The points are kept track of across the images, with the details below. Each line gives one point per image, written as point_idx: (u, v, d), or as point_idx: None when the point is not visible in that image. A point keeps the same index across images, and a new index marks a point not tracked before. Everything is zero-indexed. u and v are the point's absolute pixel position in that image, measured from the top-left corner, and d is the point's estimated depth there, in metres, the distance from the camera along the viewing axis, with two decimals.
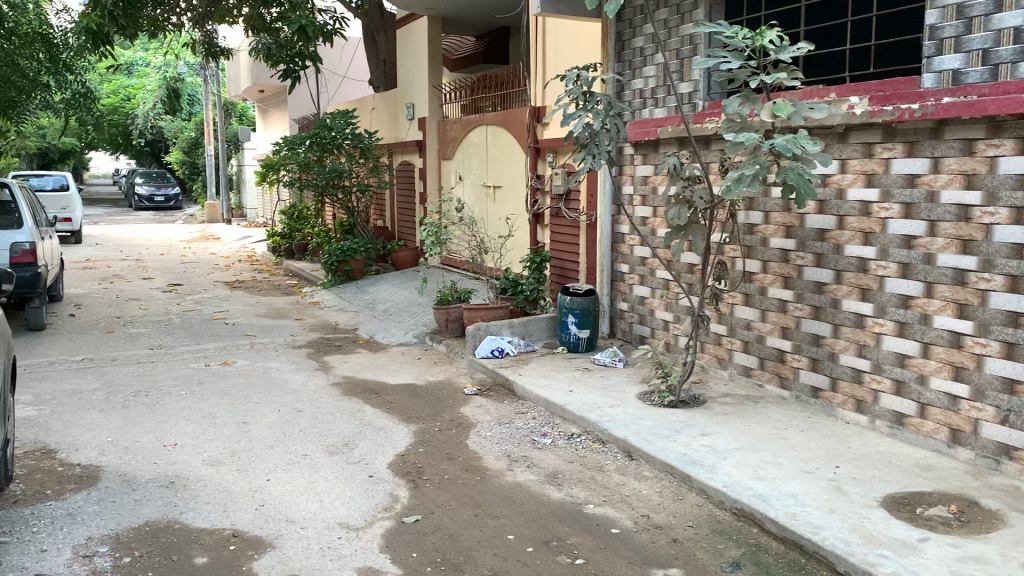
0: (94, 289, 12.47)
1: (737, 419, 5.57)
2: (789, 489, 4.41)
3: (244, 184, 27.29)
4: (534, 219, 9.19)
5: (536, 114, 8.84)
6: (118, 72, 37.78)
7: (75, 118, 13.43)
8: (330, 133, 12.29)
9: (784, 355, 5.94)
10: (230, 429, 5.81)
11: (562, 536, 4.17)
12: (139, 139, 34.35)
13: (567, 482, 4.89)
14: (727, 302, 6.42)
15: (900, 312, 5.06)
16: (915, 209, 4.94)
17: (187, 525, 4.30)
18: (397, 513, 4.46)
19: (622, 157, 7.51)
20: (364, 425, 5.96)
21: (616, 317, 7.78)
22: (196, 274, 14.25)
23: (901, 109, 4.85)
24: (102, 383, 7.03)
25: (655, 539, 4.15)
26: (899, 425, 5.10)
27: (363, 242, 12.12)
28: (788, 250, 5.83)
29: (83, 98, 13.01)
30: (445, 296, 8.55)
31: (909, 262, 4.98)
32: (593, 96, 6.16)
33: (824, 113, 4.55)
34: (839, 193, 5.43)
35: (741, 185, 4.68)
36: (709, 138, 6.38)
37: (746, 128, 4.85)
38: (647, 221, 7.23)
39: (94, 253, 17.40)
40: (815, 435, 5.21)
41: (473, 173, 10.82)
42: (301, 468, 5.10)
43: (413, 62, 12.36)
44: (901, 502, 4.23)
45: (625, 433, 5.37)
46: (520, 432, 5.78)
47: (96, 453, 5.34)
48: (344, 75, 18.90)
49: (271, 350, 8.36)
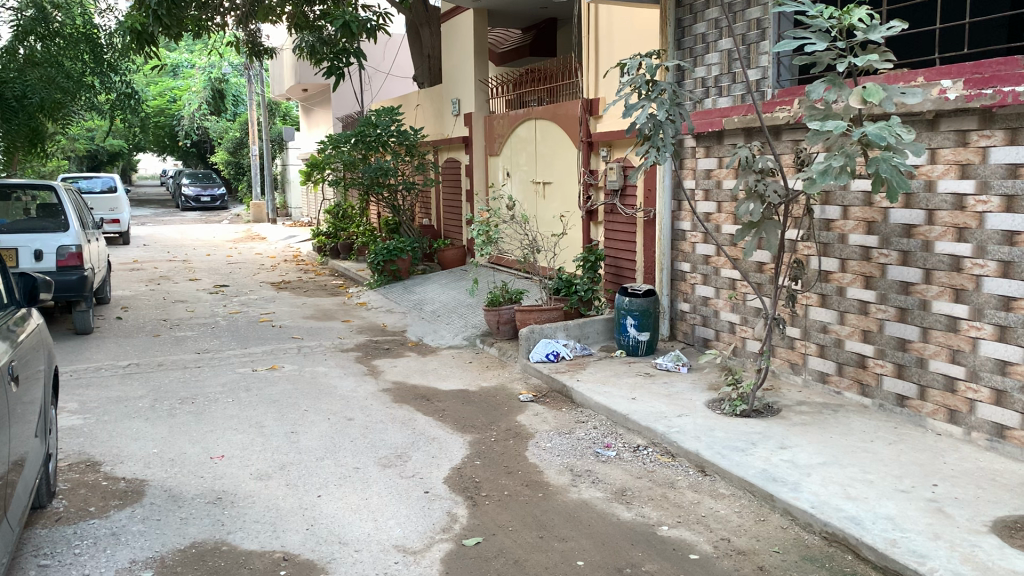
0: (141, 291, 12.40)
1: (817, 430, 5.17)
2: (884, 511, 4.02)
3: (289, 183, 27.30)
4: (588, 216, 8.84)
5: (590, 107, 8.49)
6: (164, 74, 38.25)
7: (121, 119, 13.41)
8: (375, 130, 12.06)
9: (865, 360, 5.52)
10: (278, 440, 5.57)
11: (637, 563, 3.84)
12: (185, 139, 34.69)
13: (637, 500, 4.55)
14: (802, 303, 6.03)
15: (1001, 315, 4.62)
16: (1018, 201, 4.50)
17: (235, 547, 4.04)
18: (456, 534, 4.17)
19: (683, 150, 7.14)
20: (417, 435, 5.68)
21: (677, 319, 7.42)
22: (243, 275, 14.14)
23: (1003, 92, 4.43)
24: (149, 390, 6.85)
25: (739, 567, 3.79)
26: (999, 438, 4.67)
27: (409, 241, 11.88)
28: (869, 247, 5.43)
29: (127, 99, 12.99)
30: (496, 297, 8.24)
31: (1012, 261, 4.55)
32: (658, 85, 5.81)
33: (918, 98, 4.13)
34: (928, 185, 5.01)
35: (827, 178, 4.27)
36: (780, 127, 5.99)
37: (832, 116, 4.43)
38: (711, 216, 6.85)
39: (141, 254, 17.46)
40: (906, 448, 4.79)
41: (522, 169, 10.50)
42: (353, 482, 4.83)
43: (458, 57, 12.07)
44: (1013, 527, 3.81)
45: (697, 445, 5.01)
46: (582, 443, 5.45)
47: (141, 466, 5.13)
48: (387, 72, 18.70)
49: (319, 354, 8.14)
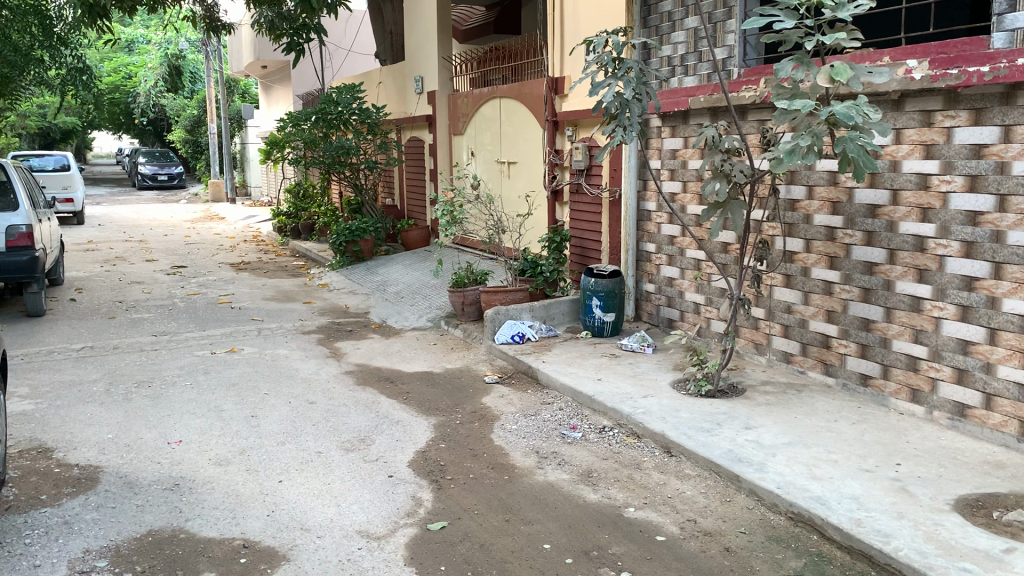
0: (96, 272, 12.09)
1: (782, 410, 5.19)
2: (849, 491, 4.03)
3: (248, 162, 26.83)
4: (553, 196, 8.75)
5: (555, 85, 8.41)
6: (120, 49, 37.33)
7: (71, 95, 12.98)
8: (336, 108, 11.85)
9: (829, 340, 5.55)
10: (237, 424, 5.45)
11: (603, 546, 3.81)
12: (141, 117, 33.93)
13: (603, 482, 4.53)
14: (766, 284, 6.03)
15: (963, 294, 4.65)
16: (981, 181, 4.52)
17: (193, 534, 3.94)
18: (421, 518, 4.10)
19: (649, 130, 7.10)
20: (381, 418, 5.59)
21: (642, 299, 7.40)
22: (201, 255, 13.87)
23: (968, 72, 4.43)
24: (104, 374, 6.67)
25: (705, 548, 3.78)
26: (961, 417, 4.71)
27: (372, 222, 11.72)
28: (834, 227, 5.43)
29: (79, 75, 12.56)
30: (460, 278, 8.14)
31: (975, 241, 4.57)
32: (624, 63, 5.71)
33: (885, 78, 4.10)
34: (893, 165, 5.01)
35: (795, 158, 4.24)
36: (746, 107, 5.97)
37: (800, 95, 4.40)
38: (677, 196, 6.82)
39: (96, 234, 17.03)
40: (869, 428, 4.82)
41: (486, 148, 10.40)
42: (315, 467, 4.74)
43: (422, 34, 11.88)
44: (975, 505, 3.85)
45: (663, 426, 5.00)
46: (548, 425, 5.41)
47: (95, 452, 4.98)
48: (349, 48, 18.40)
49: (280, 336, 7.99)
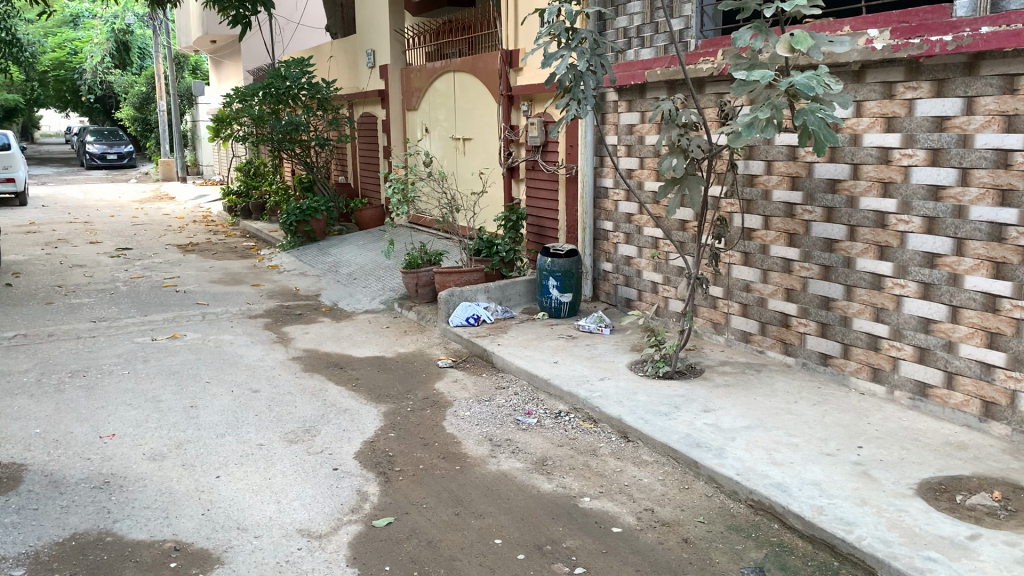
0: (36, 255, 11.61)
1: (741, 391, 5.05)
2: (810, 476, 3.90)
3: (199, 140, 26.10)
4: (509, 173, 8.49)
5: (509, 58, 8.15)
6: (64, 24, 36.10)
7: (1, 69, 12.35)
8: (285, 83, 11.49)
9: (788, 319, 5.42)
10: (176, 416, 5.17)
11: (557, 539, 3.63)
12: (88, 94, 32.87)
13: (558, 470, 4.35)
14: (724, 262, 5.88)
15: (925, 272, 4.53)
16: (944, 155, 4.39)
17: (120, 538, 3.68)
18: (366, 515, 3.88)
19: (605, 104, 6.88)
20: (327, 407, 5.36)
21: (600, 279, 7.23)
22: (148, 237, 13.40)
23: (930, 41, 4.29)
24: (36, 363, 6.31)
25: (663, 540, 3.62)
26: (922, 397, 4.62)
27: (325, 200, 11.38)
28: (793, 203, 5.29)
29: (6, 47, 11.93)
30: (414, 259, 7.88)
31: (936, 216, 4.45)
32: (578, 33, 5.47)
33: (846, 47, 3.93)
34: (853, 139, 4.86)
35: (753, 132, 4.06)
36: (704, 80, 5.79)
37: (758, 65, 4.23)
38: (633, 172, 6.64)
39: (38, 216, 16.41)
40: (830, 409, 4.70)
41: (440, 125, 10.12)
42: (255, 461, 4.50)
43: (372, 6, 11.50)
44: (938, 489, 3.74)
45: (620, 411, 4.83)
46: (502, 411, 5.22)
47: (19, 449, 4.68)
48: (298, 22, 17.86)
49: (225, 320, 7.68)
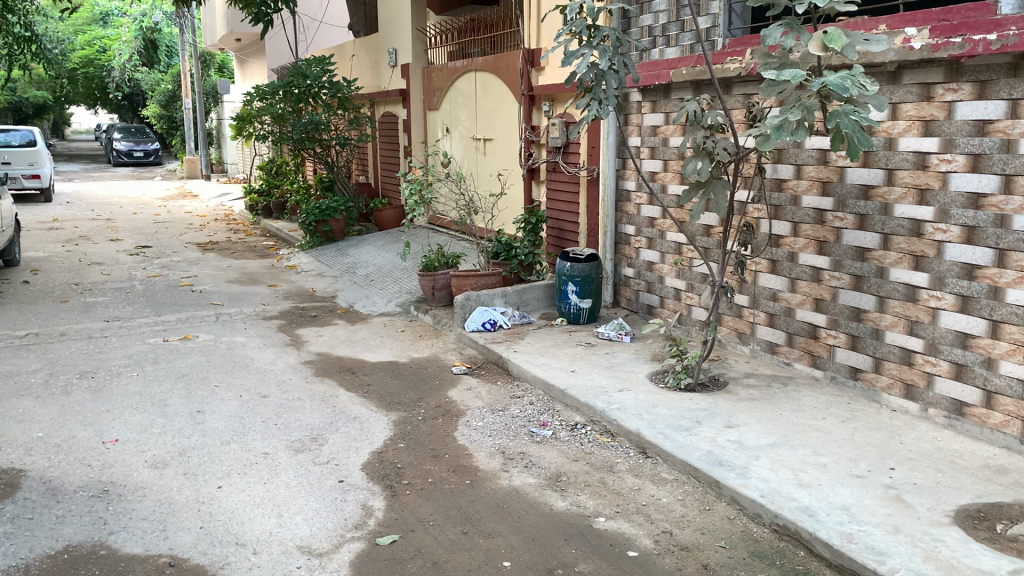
0: (56, 252, 11.59)
1: (766, 406, 4.83)
2: (839, 500, 3.68)
3: (223, 138, 26.14)
4: (528, 174, 8.31)
5: (531, 57, 7.98)
6: (93, 22, 36.50)
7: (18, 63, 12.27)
8: (305, 81, 11.41)
9: (817, 330, 5.19)
10: (181, 421, 5.04)
11: (569, 563, 3.44)
12: (114, 92, 33.10)
13: (573, 487, 4.16)
14: (750, 269, 5.67)
15: (963, 284, 4.29)
16: (985, 161, 4.15)
17: (114, 552, 3.54)
18: (370, 532, 3.71)
19: (628, 104, 6.67)
20: (336, 414, 5.20)
21: (621, 284, 7.02)
22: (168, 235, 13.36)
23: (973, 40, 4.06)
24: (45, 364, 6.21)
25: (681, 565, 3.42)
26: (958, 415, 4.38)
27: (344, 200, 11.26)
28: (824, 209, 5.06)
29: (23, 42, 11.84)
30: (431, 261, 7.71)
31: (976, 226, 4.21)
32: (599, 31, 5.25)
33: (883, 46, 3.71)
34: (888, 143, 4.63)
35: (784, 134, 3.83)
36: (731, 80, 5.57)
37: (788, 64, 4.02)
38: (657, 175, 6.43)
39: (61, 212, 16.44)
40: (859, 427, 4.47)
41: (461, 125, 9.96)
42: (258, 471, 4.35)
43: (395, 4, 11.36)
44: (977, 517, 3.50)
45: (638, 424, 4.63)
46: (516, 422, 5.04)
47: (20, 454, 4.57)
48: (319, 20, 17.82)
49: (238, 322, 7.55)
